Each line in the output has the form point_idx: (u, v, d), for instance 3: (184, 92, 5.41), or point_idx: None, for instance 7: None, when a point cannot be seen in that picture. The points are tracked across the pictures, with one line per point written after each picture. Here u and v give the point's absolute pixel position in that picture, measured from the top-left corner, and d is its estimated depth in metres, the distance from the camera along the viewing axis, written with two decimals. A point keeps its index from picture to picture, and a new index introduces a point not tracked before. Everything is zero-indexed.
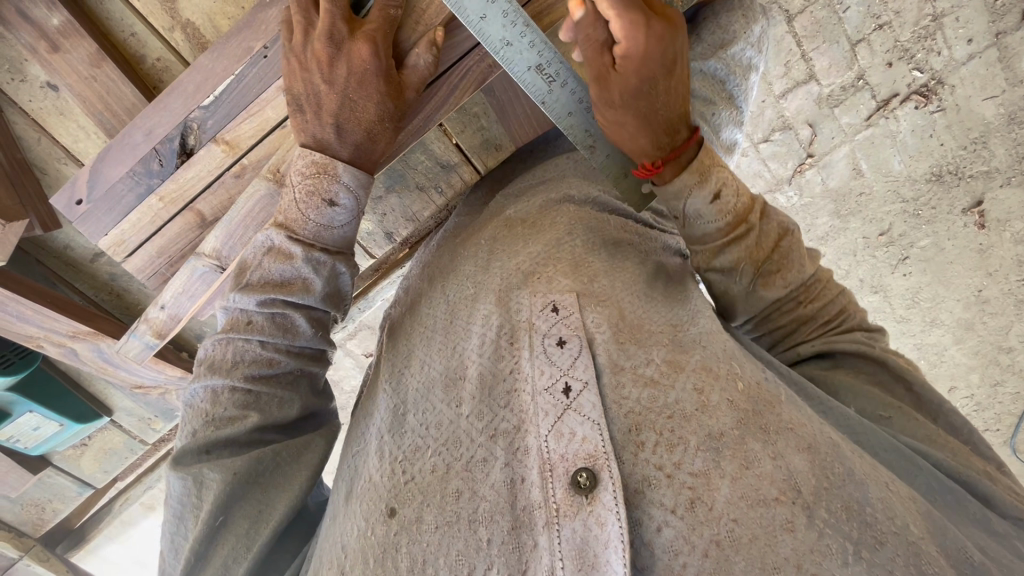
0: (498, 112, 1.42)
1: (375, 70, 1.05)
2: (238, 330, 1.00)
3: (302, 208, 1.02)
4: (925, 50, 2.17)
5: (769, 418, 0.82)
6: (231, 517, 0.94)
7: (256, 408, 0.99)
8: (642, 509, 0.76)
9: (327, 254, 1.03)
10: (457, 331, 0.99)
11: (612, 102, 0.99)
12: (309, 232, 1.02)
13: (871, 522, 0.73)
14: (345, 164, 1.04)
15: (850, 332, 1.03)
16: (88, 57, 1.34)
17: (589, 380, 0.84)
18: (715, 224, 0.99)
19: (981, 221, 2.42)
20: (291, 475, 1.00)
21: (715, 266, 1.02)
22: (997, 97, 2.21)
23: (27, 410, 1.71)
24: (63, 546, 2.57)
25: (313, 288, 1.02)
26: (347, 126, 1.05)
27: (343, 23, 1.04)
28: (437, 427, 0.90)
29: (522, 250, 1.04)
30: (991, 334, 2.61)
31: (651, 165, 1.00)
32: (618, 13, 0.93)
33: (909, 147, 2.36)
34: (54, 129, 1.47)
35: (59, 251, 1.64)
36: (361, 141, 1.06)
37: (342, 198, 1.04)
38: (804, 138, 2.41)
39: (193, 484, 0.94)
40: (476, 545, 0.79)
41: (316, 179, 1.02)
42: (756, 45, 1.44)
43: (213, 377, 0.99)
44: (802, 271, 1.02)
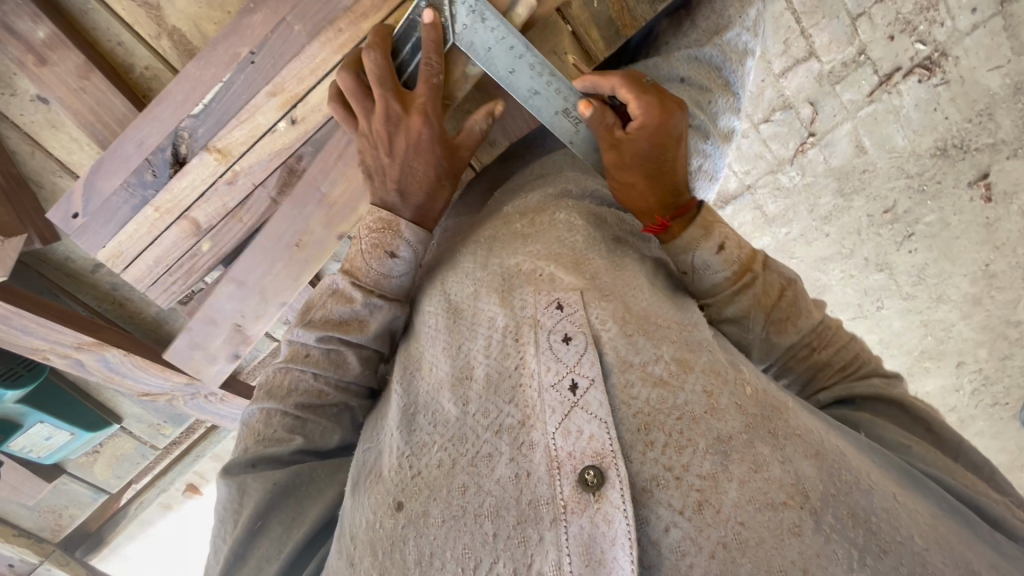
0: (491, 108, 1.38)
1: (429, 136, 1.03)
2: (297, 361, 1.00)
3: (366, 258, 1.00)
4: (928, 22, 2.13)
5: (778, 423, 0.79)
6: (268, 521, 0.95)
7: (302, 432, 0.99)
8: (650, 508, 0.74)
9: (385, 300, 1.02)
10: (462, 329, 0.97)
11: (622, 166, 1.04)
12: (370, 279, 1.00)
13: (876, 531, 0.72)
14: (407, 221, 1.01)
15: (869, 377, 0.96)
16: (76, 69, 1.33)
17: (596, 378, 0.82)
18: (722, 273, 0.96)
19: (987, 194, 2.38)
20: (325, 490, 1.01)
21: (725, 316, 0.98)
22: (1002, 68, 2.17)
23: (38, 421, 1.73)
24: (81, 550, 2.61)
25: (368, 330, 1.01)
26: (410, 190, 1.03)
27: (396, 101, 1.04)
28: (444, 425, 0.89)
29: (523, 247, 1.03)
30: (999, 309, 2.57)
31: (660, 220, 1.00)
32: (634, 94, 1.00)
33: (913, 122, 2.33)
34: (47, 142, 1.47)
35: (60, 263, 1.65)
36: (423, 203, 1.04)
37: (402, 251, 1.00)
38: (806, 117, 2.38)
39: (236, 490, 0.95)
40: (483, 539, 0.79)
41: (381, 234, 1.00)
42: (751, 30, 1.40)
43: (268, 401, 1.00)
44: (810, 317, 0.97)
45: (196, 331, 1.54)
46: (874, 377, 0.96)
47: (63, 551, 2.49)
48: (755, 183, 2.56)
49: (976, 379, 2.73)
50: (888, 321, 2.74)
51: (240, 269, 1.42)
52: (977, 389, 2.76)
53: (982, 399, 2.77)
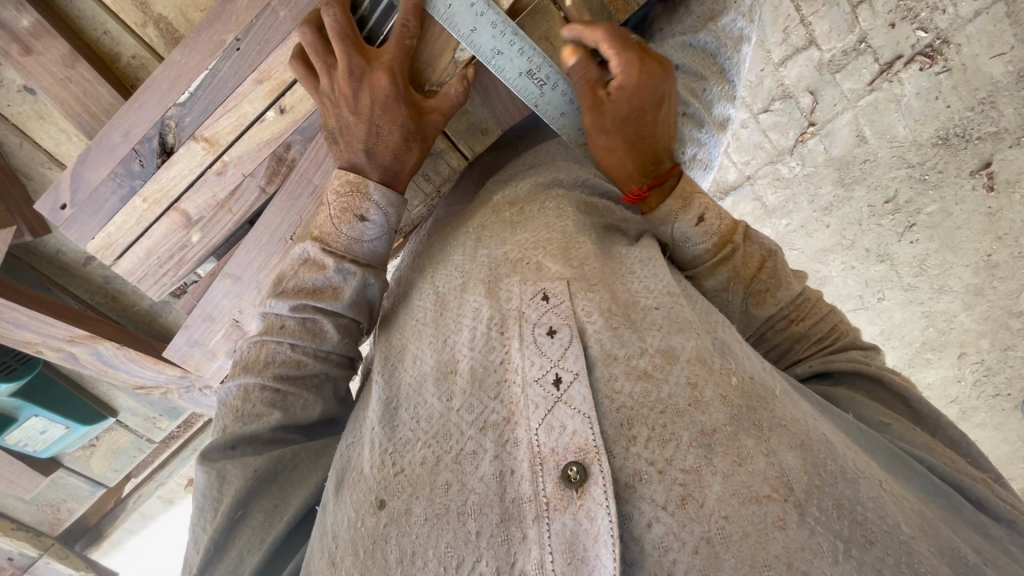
0: (482, 96, 1.36)
1: (395, 97, 1.06)
2: (272, 332, 1.00)
3: (336, 223, 1.02)
4: (930, 9, 2.11)
5: (762, 414, 0.78)
6: (249, 510, 0.94)
7: (281, 408, 0.98)
8: (632, 504, 0.73)
9: (357, 265, 1.02)
10: (449, 322, 0.96)
11: (603, 127, 1.06)
12: (341, 244, 1.02)
13: (861, 521, 0.71)
14: (376, 183, 1.04)
15: (846, 351, 0.99)
16: (61, 58, 1.31)
17: (579, 372, 0.80)
18: (703, 245, 0.99)
19: (990, 183, 2.34)
20: (308, 476, 1.00)
21: (705, 287, 1.01)
22: (1006, 55, 2.12)
23: (32, 414, 1.73)
24: (82, 544, 2.62)
25: (342, 295, 1.01)
26: (377, 151, 1.05)
27: (360, 58, 1.05)
28: (427, 420, 0.87)
29: (510, 237, 1.02)
30: (1001, 300, 2.54)
31: (639, 190, 1.04)
32: (615, 50, 1.03)
33: (914, 110, 2.30)
34: (36, 133, 1.46)
35: (51, 256, 1.64)
36: (388, 164, 1.06)
37: (373, 214, 1.03)
38: (806, 106, 2.36)
39: (216, 479, 0.93)
40: (465, 537, 0.77)
41: (349, 198, 1.03)
42: (747, 16, 1.37)
43: (245, 375, 0.99)
44: (791, 289, 1.00)
45: (194, 327, 1.46)
46: (853, 348, 1.00)
47: (63, 545, 2.50)
48: (755, 173, 2.55)
49: (978, 370, 2.71)
50: (889, 312, 2.72)
51: (235, 263, 1.35)
52: (979, 380, 2.73)
53: (985, 390, 2.75)
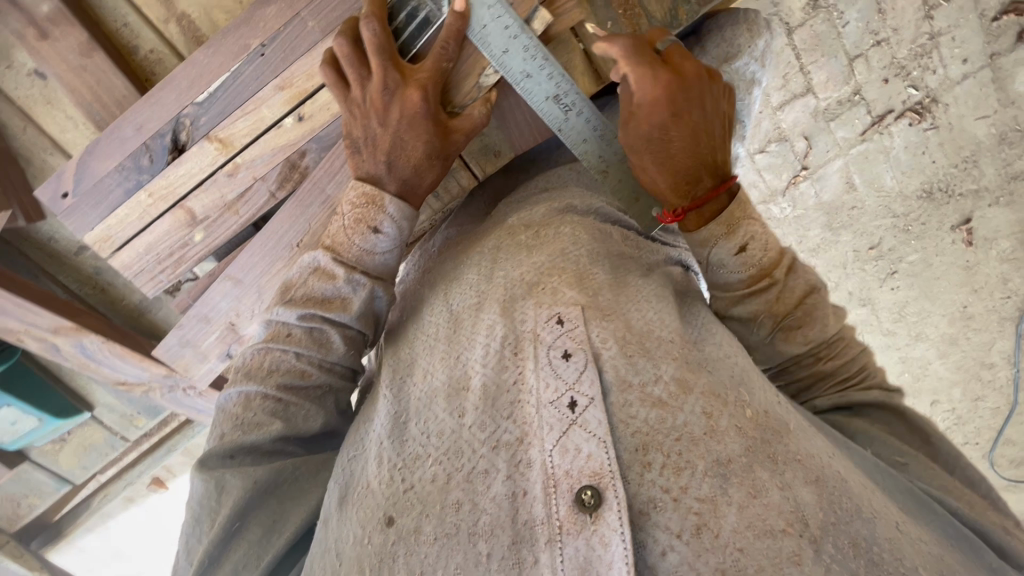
0: (499, 119, 1.40)
1: (424, 114, 1.07)
2: (277, 341, 0.99)
3: (348, 234, 1.02)
4: (921, 68, 2.21)
5: (777, 448, 0.79)
6: (246, 524, 0.91)
7: (282, 418, 0.96)
8: (647, 531, 0.72)
9: (368, 277, 1.02)
10: (461, 340, 0.96)
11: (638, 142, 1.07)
12: (352, 255, 1.01)
13: (878, 562, 0.71)
14: (392, 196, 1.04)
15: (869, 390, 1.01)
16: (78, 47, 1.30)
17: (595, 397, 0.80)
18: (737, 274, 1.00)
19: (969, 238, 2.43)
20: (308, 492, 0.98)
21: (731, 314, 1.03)
22: (989, 118, 2.23)
23: (4, 404, 1.66)
24: (36, 542, 2.48)
25: (351, 307, 1.01)
26: (398, 163, 1.06)
27: (396, 73, 1.06)
28: (439, 436, 0.86)
29: (525, 260, 1.03)
30: (975, 350, 2.61)
31: (673, 212, 1.03)
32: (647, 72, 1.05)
33: (902, 163, 2.39)
34: (41, 118, 1.42)
35: (43, 242, 1.59)
36: (407, 177, 1.06)
37: (386, 227, 1.03)
38: (801, 150, 2.43)
39: (212, 489, 0.90)
40: (476, 558, 0.75)
41: (364, 209, 1.03)
42: (759, 60, 1.45)
43: (247, 384, 0.98)
44: (824, 329, 1.00)
45: (188, 327, 1.43)
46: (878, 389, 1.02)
47: (17, 542, 2.37)
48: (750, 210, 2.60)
49: (949, 418, 2.77)
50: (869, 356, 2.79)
51: (237, 265, 1.33)
52: (948, 428, 2.80)
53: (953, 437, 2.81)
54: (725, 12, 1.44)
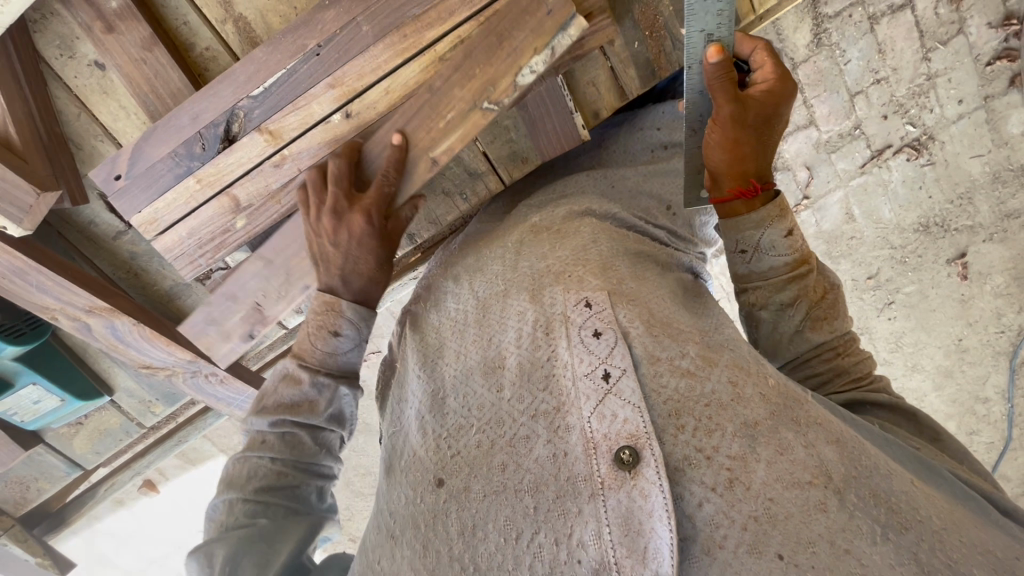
0: (529, 127, 1.47)
1: (371, 233, 1.17)
2: (253, 448, 1.09)
3: (311, 339, 1.13)
4: (919, 107, 2.31)
5: (799, 412, 0.84)
6: (239, 568, 0.96)
7: (273, 493, 1.06)
8: (683, 485, 0.78)
9: (331, 378, 1.13)
10: (491, 324, 1.02)
11: (741, 123, 1.04)
12: (316, 359, 1.12)
13: (896, 509, 0.76)
14: (348, 303, 1.14)
15: (880, 391, 1.13)
16: (140, 40, 1.38)
17: (627, 368, 0.86)
18: (782, 258, 1.11)
19: (963, 272, 2.54)
20: (289, 528, 1.03)
21: (773, 300, 1.14)
22: (984, 156, 2.36)
23: (29, 381, 1.69)
24: (40, 529, 2.46)
25: (318, 409, 1.10)
26: (351, 278, 1.16)
27: (344, 200, 1.19)
28: (479, 406, 0.93)
29: (550, 253, 1.09)
30: (969, 384, 2.72)
31: (744, 190, 1.09)
32: (769, 61, 1.05)
33: (899, 197, 2.49)
34: (95, 106, 1.49)
35: (81, 225, 1.63)
36: (363, 288, 1.17)
37: (345, 330, 1.13)
38: (802, 180, 2.49)
39: (202, 559, 0.99)
40: (523, 511, 0.82)
41: (324, 315, 1.13)
42: None
43: (228, 492, 1.06)
44: (842, 324, 1.17)
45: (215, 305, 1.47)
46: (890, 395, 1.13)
47: (23, 525, 2.33)
48: None
49: None
50: None
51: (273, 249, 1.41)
52: None
53: None
54: None
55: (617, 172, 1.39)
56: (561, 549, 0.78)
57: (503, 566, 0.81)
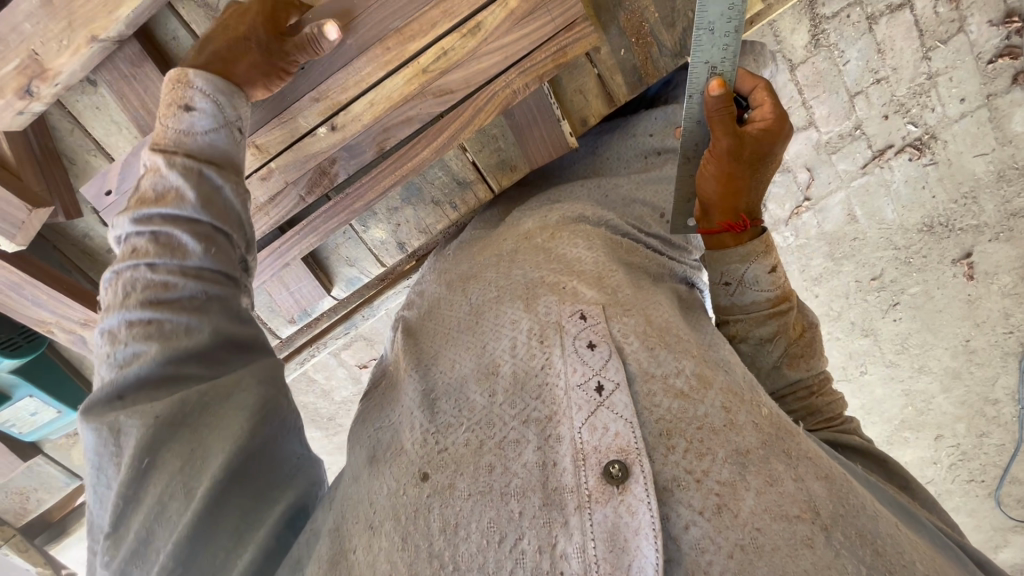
0: (516, 135, 1.45)
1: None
2: (126, 260, 0.98)
3: (164, 119, 1.06)
4: (920, 106, 2.28)
5: (790, 445, 0.85)
6: (159, 458, 0.90)
7: (157, 338, 0.94)
8: (670, 506, 0.77)
9: (191, 161, 1.03)
10: (485, 331, 1.01)
11: (738, 159, 1.05)
12: (170, 136, 1.04)
13: (882, 552, 0.77)
14: (197, 71, 1.07)
15: (850, 432, 1.20)
16: (130, 57, 1.38)
17: (621, 382, 0.85)
18: (764, 293, 1.15)
19: (970, 272, 2.52)
20: (221, 420, 0.95)
21: (752, 335, 1.17)
22: (987, 155, 2.33)
23: (26, 394, 1.71)
24: (41, 538, 2.47)
25: (187, 198, 1.00)
26: (207, 39, 1.12)
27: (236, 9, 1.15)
28: (470, 410, 0.90)
29: (545, 263, 1.10)
30: (978, 385, 2.74)
31: (732, 224, 1.11)
32: (771, 97, 1.05)
33: (902, 197, 2.46)
34: (87, 120, 1.49)
35: (77, 240, 1.65)
36: (214, 52, 1.10)
37: (198, 103, 1.06)
38: (803, 182, 2.48)
39: (109, 433, 0.90)
40: (508, 515, 0.79)
41: (172, 91, 1.07)
42: None
43: (110, 317, 0.96)
44: (818, 362, 1.24)
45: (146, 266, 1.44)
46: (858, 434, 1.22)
47: (24, 535, 2.37)
48: None
49: (954, 454, 2.95)
50: (872, 385, 2.89)
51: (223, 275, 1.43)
52: (954, 463, 2.97)
53: (959, 474, 2.99)
54: None
55: (611, 181, 1.39)
56: (544, 558, 0.76)
57: (483, 568, 0.77)
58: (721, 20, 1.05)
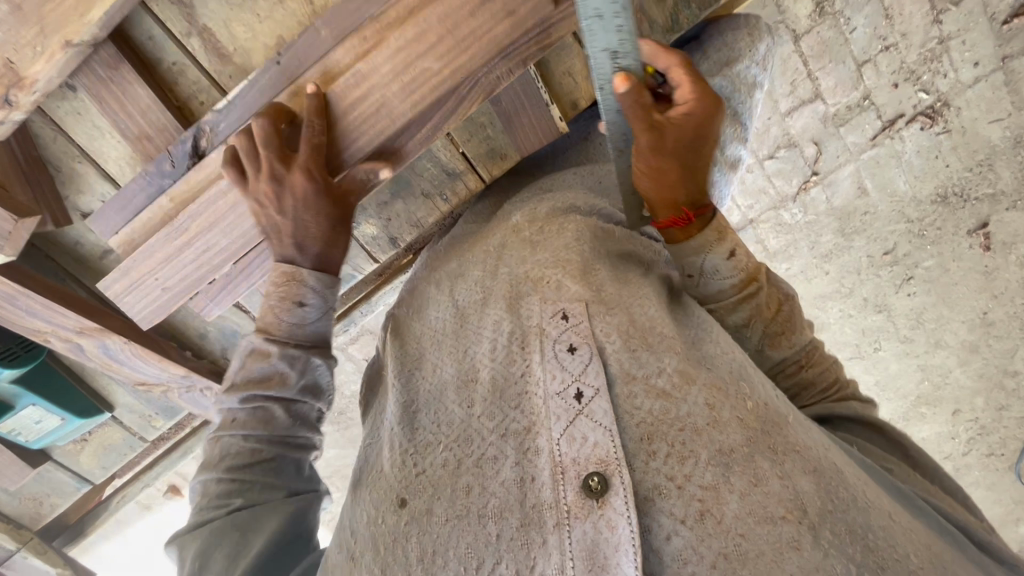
0: (504, 122, 1.41)
1: (312, 192, 1.23)
2: (224, 427, 1.17)
3: (277, 312, 1.19)
4: (931, 72, 2.18)
5: (777, 439, 0.83)
6: (211, 558, 1.07)
7: (237, 493, 1.13)
8: (651, 516, 0.77)
9: (300, 350, 1.18)
10: (468, 336, 1.02)
11: (662, 149, 1.01)
12: (284, 333, 1.18)
13: (874, 547, 0.76)
14: (310, 271, 1.22)
15: (849, 401, 1.12)
16: (108, 60, 1.35)
17: (601, 388, 0.85)
18: (729, 280, 1.05)
19: (986, 243, 2.44)
20: (260, 524, 1.10)
21: (728, 321, 1.09)
22: (1003, 120, 2.23)
23: (29, 403, 1.75)
24: (59, 540, 2.54)
25: (288, 382, 1.16)
26: (305, 242, 1.23)
27: (283, 165, 1.23)
28: (449, 424, 0.94)
29: (531, 256, 1.08)
30: (997, 358, 2.66)
31: (679, 217, 1.04)
32: (691, 79, 0.98)
33: (914, 167, 2.37)
34: (70, 127, 1.45)
35: (70, 248, 1.64)
36: (319, 255, 1.24)
37: (310, 300, 1.21)
38: (809, 156, 2.40)
39: (188, 541, 1.12)
40: (486, 538, 0.81)
41: (286, 286, 1.20)
42: (760, 64, 1.50)
43: (202, 474, 1.16)
44: (804, 334, 1.12)
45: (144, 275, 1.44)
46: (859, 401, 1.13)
47: (41, 539, 2.43)
48: (758, 217, 2.57)
49: (972, 429, 2.88)
50: (886, 363, 2.82)
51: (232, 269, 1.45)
52: (972, 438, 2.90)
53: (977, 448, 2.92)
54: (724, 20, 1.49)
55: (605, 169, 1.35)
56: None
57: None
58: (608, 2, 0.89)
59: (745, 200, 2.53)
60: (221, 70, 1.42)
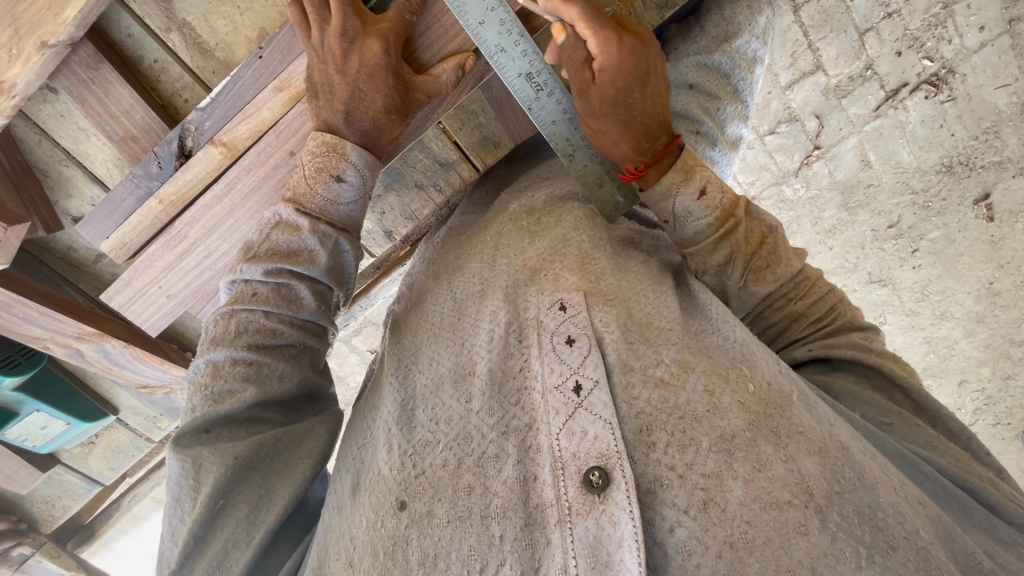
0: (496, 109, 1.37)
1: (384, 65, 1.12)
2: (242, 301, 1.02)
3: (311, 183, 1.07)
4: (936, 39, 2.11)
5: (780, 421, 0.82)
6: (230, 501, 0.94)
7: (254, 381, 0.99)
8: (655, 510, 0.77)
9: (332, 228, 1.07)
10: (465, 328, 1.00)
11: (594, 112, 1.05)
12: (316, 205, 1.06)
13: (882, 527, 0.75)
14: (353, 144, 1.10)
15: (845, 332, 1.03)
16: (87, 59, 1.31)
17: (599, 380, 0.84)
18: (704, 220, 1.02)
19: (990, 213, 2.40)
20: (291, 465, 0.99)
21: (709, 264, 1.04)
22: (1009, 86, 2.16)
23: (34, 409, 1.75)
24: (73, 542, 2.57)
25: (318, 261, 1.05)
26: (356, 114, 1.11)
27: (355, 20, 1.09)
28: (447, 421, 0.92)
29: (529, 248, 1.05)
30: (1002, 328, 2.63)
31: (635, 170, 1.05)
32: (592, 30, 0.97)
33: (919, 137, 2.31)
34: (54, 131, 1.42)
35: (63, 252, 1.63)
36: (367, 129, 1.12)
37: (349, 176, 1.09)
38: (812, 130, 2.35)
39: (190, 466, 0.93)
40: (489, 540, 0.80)
41: (326, 157, 1.08)
42: (760, 38, 1.45)
43: (214, 351, 1.00)
44: (789, 266, 1.04)
45: (137, 277, 1.40)
46: (855, 328, 1.04)
47: (55, 541, 2.47)
48: (760, 194, 2.52)
49: (978, 399, 2.84)
50: (891, 336, 2.80)
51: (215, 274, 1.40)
52: (979, 408, 2.88)
53: (984, 418, 2.90)
54: None
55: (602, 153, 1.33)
56: None
57: None
58: (505, 37, 1.11)
59: (745, 177, 2.49)
60: (204, 66, 1.38)
